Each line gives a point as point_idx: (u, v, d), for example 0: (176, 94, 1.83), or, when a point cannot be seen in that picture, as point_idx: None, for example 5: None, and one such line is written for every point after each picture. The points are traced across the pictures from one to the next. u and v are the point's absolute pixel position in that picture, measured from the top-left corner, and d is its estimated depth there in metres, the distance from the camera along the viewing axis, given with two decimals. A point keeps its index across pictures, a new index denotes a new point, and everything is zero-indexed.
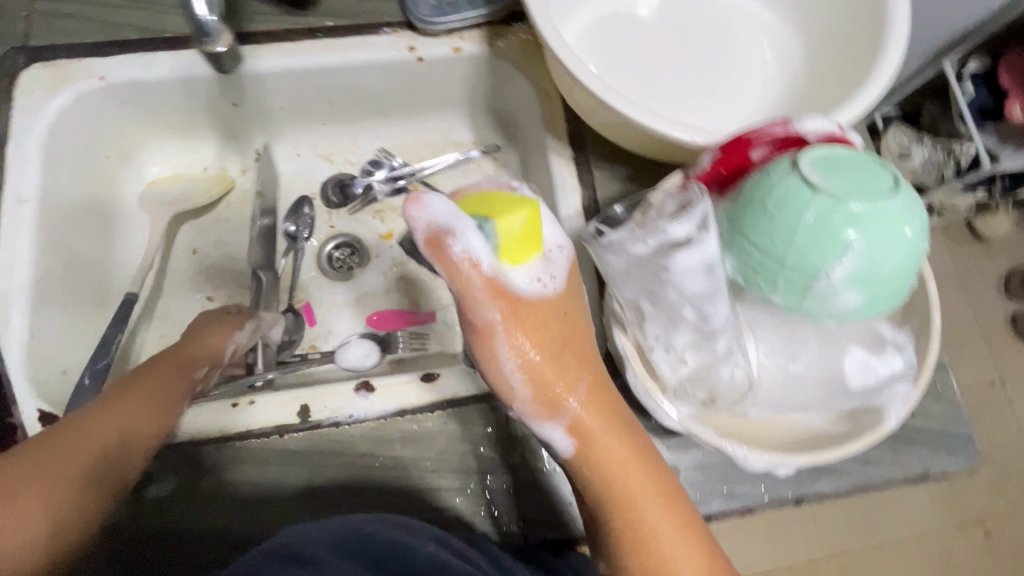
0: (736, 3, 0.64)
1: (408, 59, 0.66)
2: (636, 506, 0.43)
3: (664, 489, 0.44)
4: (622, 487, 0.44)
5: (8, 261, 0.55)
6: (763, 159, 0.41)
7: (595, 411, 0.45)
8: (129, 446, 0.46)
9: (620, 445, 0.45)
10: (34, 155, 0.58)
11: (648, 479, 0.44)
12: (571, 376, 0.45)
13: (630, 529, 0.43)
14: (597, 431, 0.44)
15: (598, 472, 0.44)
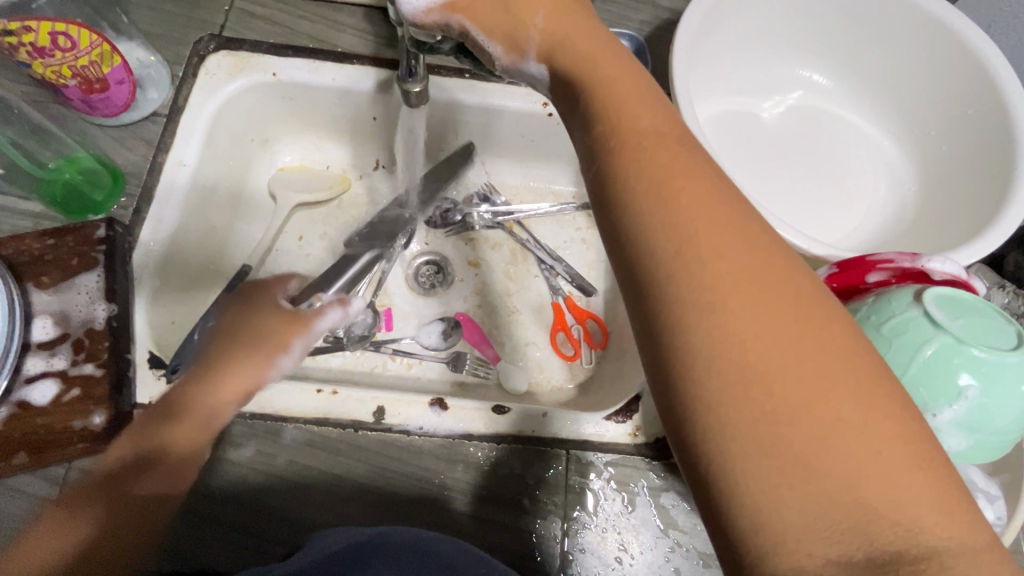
0: (858, 125, 0.67)
1: (540, 112, 0.71)
2: (785, 360, 0.26)
3: (840, 343, 0.26)
4: (761, 330, 0.26)
5: (157, 212, 0.60)
6: (879, 284, 0.43)
7: (706, 215, 0.29)
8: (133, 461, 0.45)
9: (728, 255, 0.28)
10: (201, 127, 0.65)
11: (775, 301, 0.27)
12: (669, 166, 0.30)
13: (782, 399, 0.25)
14: (718, 244, 0.28)
15: (719, 310, 0.27)
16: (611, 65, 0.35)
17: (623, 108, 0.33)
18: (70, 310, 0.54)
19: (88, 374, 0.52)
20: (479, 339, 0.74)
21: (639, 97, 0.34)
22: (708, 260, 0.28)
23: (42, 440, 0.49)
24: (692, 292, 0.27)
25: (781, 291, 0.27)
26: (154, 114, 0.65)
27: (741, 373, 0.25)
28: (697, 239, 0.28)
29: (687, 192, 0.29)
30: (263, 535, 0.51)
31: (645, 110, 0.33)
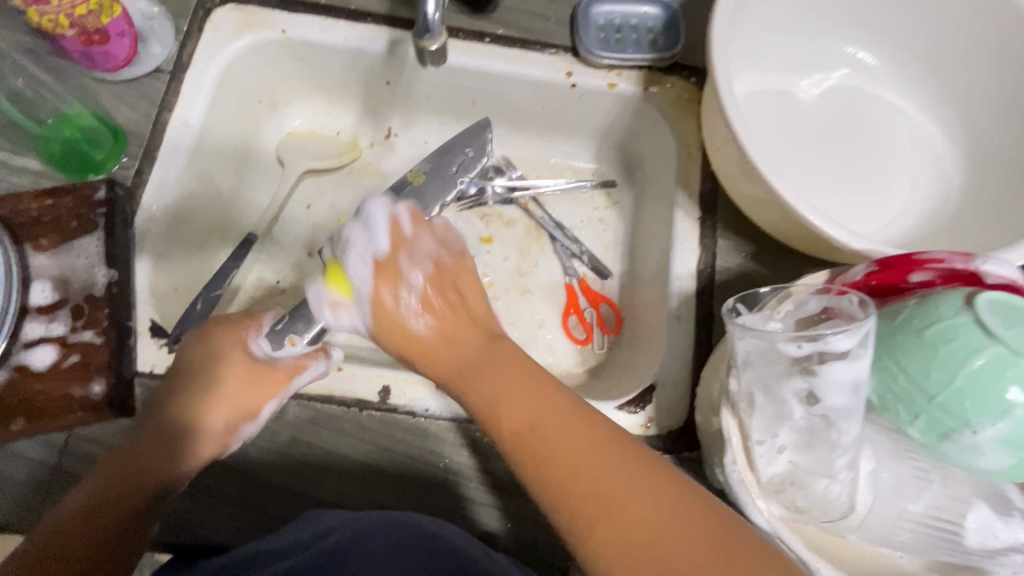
0: (902, 109, 0.63)
1: (563, 82, 0.67)
2: (629, 522, 0.34)
3: (667, 496, 0.35)
4: (601, 496, 0.35)
5: (160, 174, 0.58)
6: (922, 285, 0.40)
7: (554, 427, 0.38)
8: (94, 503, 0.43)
9: (556, 418, 0.39)
10: (206, 86, 0.62)
11: (602, 465, 0.36)
12: (492, 364, 0.43)
13: (638, 555, 0.33)
14: (555, 462, 0.37)
15: (566, 484, 0.36)
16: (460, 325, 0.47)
17: (452, 327, 0.47)
18: (69, 274, 0.52)
19: (88, 341, 0.50)
20: None
21: (459, 327, 0.47)
22: (533, 439, 0.38)
23: (42, 409, 0.48)
24: (538, 475, 0.37)
25: (608, 453, 0.37)
26: (157, 70, 0.61)
27: (602, 535, 0.34)
28: (544, 439, 0.38)
29: (516, 380, 0.41)
30: (264, 510, 0.51)
31: (468, 330, 0.46)
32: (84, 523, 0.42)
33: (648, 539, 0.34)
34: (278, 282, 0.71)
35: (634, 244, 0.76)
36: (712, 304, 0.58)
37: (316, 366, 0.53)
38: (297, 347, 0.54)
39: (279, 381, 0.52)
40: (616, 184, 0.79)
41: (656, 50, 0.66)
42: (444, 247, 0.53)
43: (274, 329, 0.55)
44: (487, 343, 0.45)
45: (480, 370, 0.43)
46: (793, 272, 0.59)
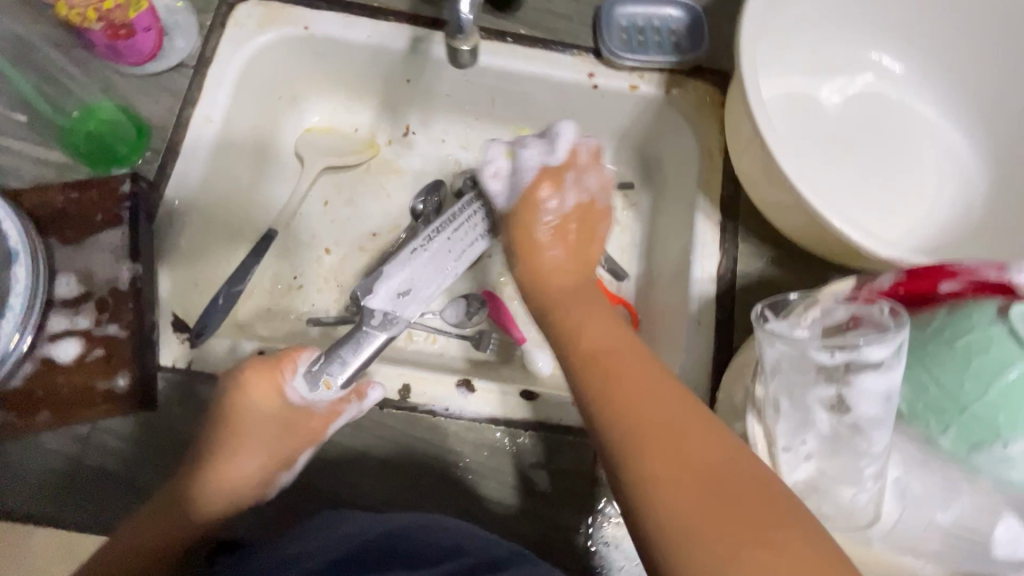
0: (926, 116, 0.62)
1: (585, 83, 0.67)
2: (695, 469, 0.36)
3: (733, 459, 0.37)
4: (668, 442, 0.37)
5: (184, 170, 0.58)
6: (952, 295, 0.40)
7: (624, 380, 0.42)
8: (167, 495, 0.48)
9: (631, 367, 0.43)
10: (229, 81, 0.62)
11: (669, 411, 0.39)
12: (573, 309, 0.50)
13: (701, 500, 0.35)
14: (622, 395, 0.41)
15: (635, 437, 0.38)
16: (563, 275, 0.54)
17: (549, 276, 0.54)
18: (93, 268, 0.52)
19: (112, 335, 0.50)
20: (509, 321, 0.71)
21: (562, 276, 0.53)
22: (603, 389, 0.42)
23: (68, 402, 0.49)
24: (610, 416, 0.40)
25: (678, 411, 0.39)
26: (180, 65, 0.61)
27: (666, 485, 0.36)
28: (626, 399, 0.41)
29: (591, 327, 0.48)
30: (288, 504, 0.51)
31: (568, 257, 0.55)
32: (159, 514, 0.47)
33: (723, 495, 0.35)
34: (296, 278, 0.72)
35: (651, 246, 0.76)
36: (733, 308, 0.58)
37: (353, 408, 0.51)
38: (331, 390, 0.52)
39: (315, 428, 0.51)
40: (634, 186, 0.79)
41: (679, 53, 0.66)
42: (570, 225, 0.56)
43: (303, 374, 0.52)
44: (587, 299, 0.51)
45: (563, 312, 0.50)
46: (814, 278, 0.59)
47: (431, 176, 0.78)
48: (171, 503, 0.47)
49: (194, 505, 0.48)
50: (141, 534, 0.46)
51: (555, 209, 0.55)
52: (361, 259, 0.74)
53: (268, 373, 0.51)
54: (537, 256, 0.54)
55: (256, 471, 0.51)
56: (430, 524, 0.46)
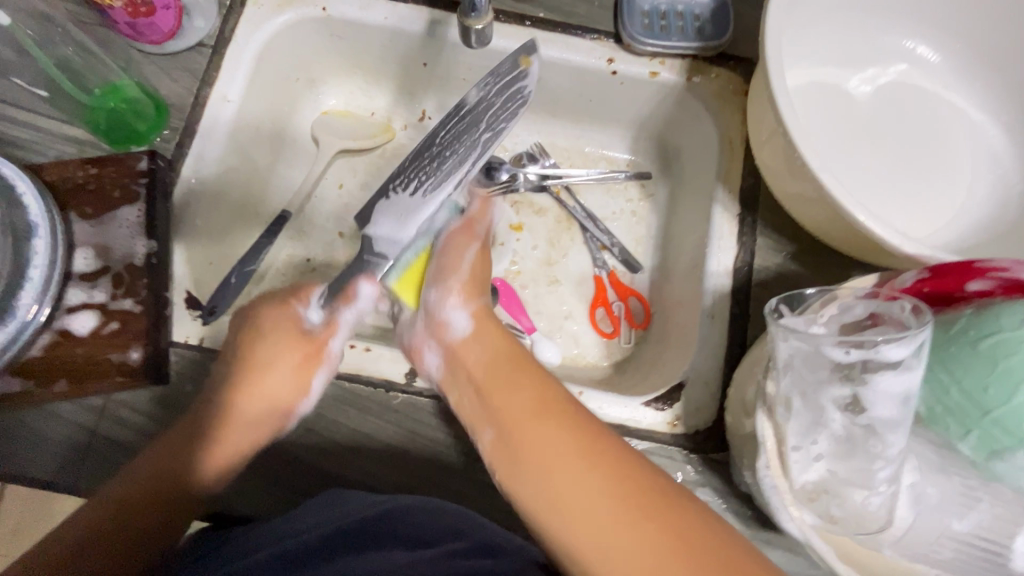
0: (963, 109, 0.59)
1: (604, 69, 0.66)
2: (620, 535, 0.36)
3: (660, 503, 0.37)
4: (588, 507, 0.37)
5: (200, 149, 0.58)
6: (978, 294, 0.38)
7: (537, 432, 0.40)
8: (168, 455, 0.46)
9: (533, 416, 0.41)
10: (246, 62, 0.62)
11: (585, 465, 0.38)
12: (488, 363, 0.46)
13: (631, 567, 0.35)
14: (533, 460, 0.39)
15: (556, 506, 0.38)
16: (490, 345, 0.47)
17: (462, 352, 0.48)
18: (110, 243, 0.53)
19: (127, 309, 0.51)
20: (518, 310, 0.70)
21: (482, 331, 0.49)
22: (515, 445, 0.41)
23: (84, 373, 0.50)
24: (528, 494, 0.39)
25: (602, 459, 0.38)
26: (199, 44, 0.61)
27: (594, 551, 0.36)
28: (535, 459, 0.39)
29: (497, 384, 0.44)
30: (292, 483, 0.52)
31: (491, 343, 0.47)
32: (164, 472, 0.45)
33: (621, 514, 0.36)
34: (309, 261, 0.72)
35: (667, 238, 0.74)
36: (748, 303, 0.57)
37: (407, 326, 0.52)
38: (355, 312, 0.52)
39: (315, 351, 0.52)
40: (651, 176, 0.77)
41: (702, 39, 0.64)
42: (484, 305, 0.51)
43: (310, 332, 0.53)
44: (487, 318, 0.50)
45: (496, 394, 0.43)
46: (835, 275, 0.57)
47: None
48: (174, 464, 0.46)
49: (196, 470, 0.46)
50: (139, 500, 0.44)
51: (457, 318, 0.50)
52: None
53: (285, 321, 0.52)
54: (467, 361, 0.47)
55: (253, 435, 0.49)
56: (418, 506, 0.46)
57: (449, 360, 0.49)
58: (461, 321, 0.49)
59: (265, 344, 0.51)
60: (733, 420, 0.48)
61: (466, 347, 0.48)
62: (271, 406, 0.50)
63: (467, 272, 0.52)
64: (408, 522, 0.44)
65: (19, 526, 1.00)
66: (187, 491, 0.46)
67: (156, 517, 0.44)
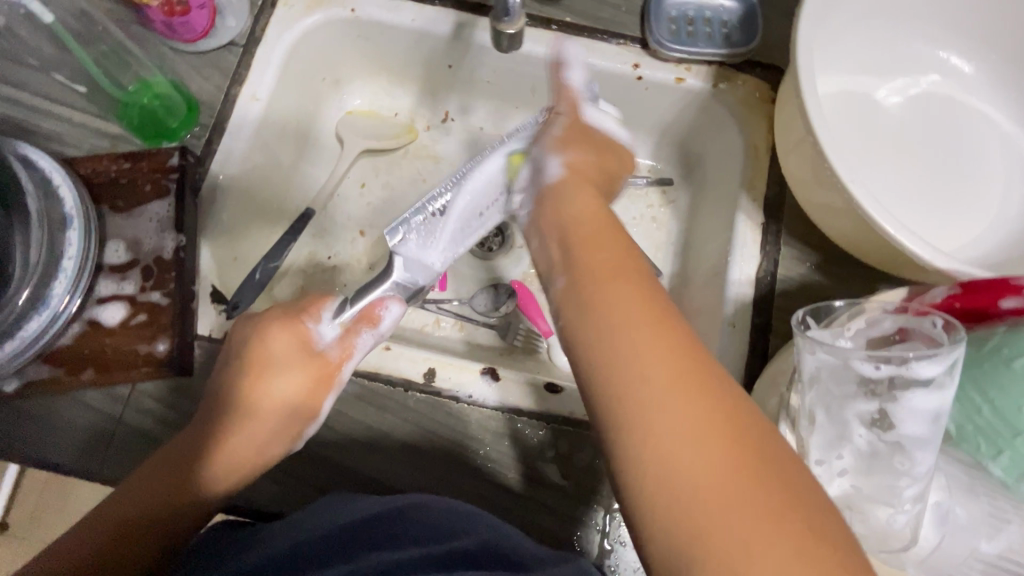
0: (998, 122, 0.58)
1: (629, 74, 0.66)
2: (690, 454, 0.30)
3: (745, 443, 0.31)
4: (664, 415, 0.32)
5: (228, 146, 0.59)
6: (1016, 312, 0.35)
7: (621, 314, 0.36)
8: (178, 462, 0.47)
9: (633, 302, 0.36)
10: (276, 61, 0.63)
11: (666, 364, 0.33)
12: (586, 233, 0.41)
13: (693, 499, 0.29)
14: (612, 343, 0.35)
15: (626, 401, 0.33)
16: (586, 203, 0.44)
17: (563, 193, 0.46)
18: (140, 236, 0.54)
19: (155, 301, 0.52)
20: (536, 313, 0.70)
21: (587, 202, 0.44)
22: (598, 323, 0.36)
23: (111, 363, 0.51)
24: (598, 383, 0.34)
25: (687, 370, 0.33)
26: (230, 43, 0.62)
27: (654, 469, 0.31)
28: (615, 343, 0.35)
29: (592, 257, 0.39)
30: (308, 477, 0.52)
31: (588, 201, 0.44)
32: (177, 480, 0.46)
33: (722, 462, 0.30)
34: (330, 258, 0.73)
35: (687, 245, 0.74)
36: (770, 313, 0.56)
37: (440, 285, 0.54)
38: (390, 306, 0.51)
39: (326, 372, 0.50)
40: (673, 183, 0.77)
41: (729, 46, 0.63)
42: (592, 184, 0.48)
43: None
44: (598, 217, 0.43)
45: (593, 261, 0.39)
46: (860, 287, 0.56)
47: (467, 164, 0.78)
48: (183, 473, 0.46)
49: (202, 479, 0.47)
50: (154, 503, 0.45)
51: (558, 165, 0.48)
52: None
53: (292, 343, 0.50)
54: (565, 208, 0.44)
55: (266, 443, 0.49)
56: (417, 503, 0.46)
57: (539, 199, 0.47)
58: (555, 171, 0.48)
59: (282, 350, 0.50)
60: None
61: (579, 207, 0.44)
62: (282, 418, 0.49)
63: (572, 187, 0.46)
64: (406, 521, 0.44)
65: (37, 508, 1.02)
66: (192, 501, 0.46)
67: (163, 525, 0.45)
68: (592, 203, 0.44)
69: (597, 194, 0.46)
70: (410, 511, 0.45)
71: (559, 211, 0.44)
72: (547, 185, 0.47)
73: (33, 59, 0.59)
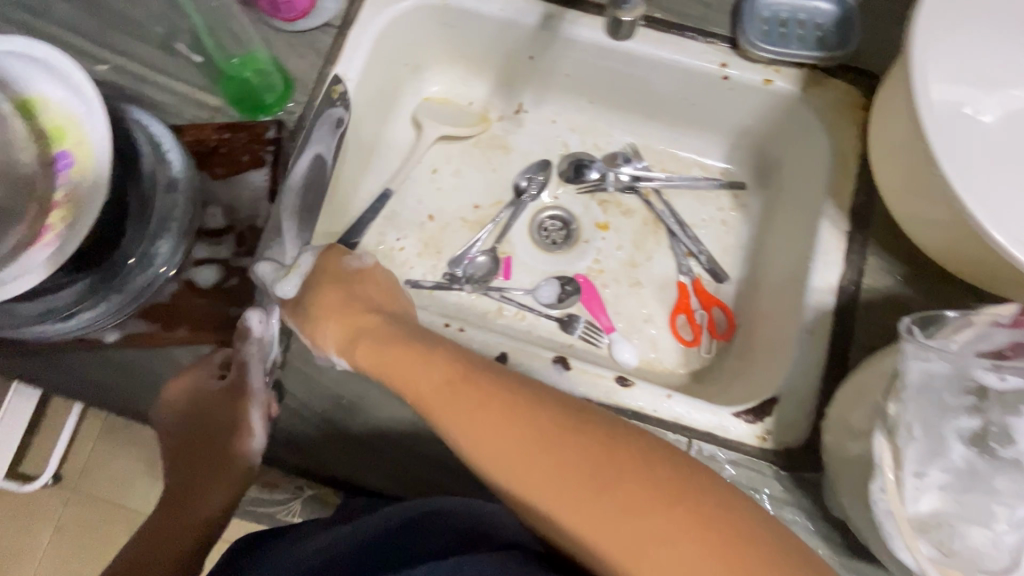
0: None
1: (715, 73, 0.65)
2: (577, 494, 0.34)
3: (612, 463, 0.35)
4: (537, 474, 0.36)
5: (319, 123, 0.61)
6: None
7: (467, 417, 0.38)
8: (157, 524, 0.54)
9: (471, 384, 0.40)
10: (367, 43, 0.65)
11: (511, 423, 0.37)
12: (381, 356, 0.45)
13: (607, 530, 0.33)
14: (478, 442, 0.38)
15: (505, 472, 0.37)
16: (372, 348, 0.46)
17: (353, 353, 0.48)
18: (236, 204, 0.56)
19: (247, 267, 0.55)
20: (598, 308, 0.72)
21: (373, 348, 0.46)
22: (450, 438, 0.40)
23: (206, 324, 0.54)
24: (484, 469, 0.38)
25: (524, 419, 0.37)
26: (327, 24, 0.64)
27: (558, 514, 0.35)
28: (481, 445, 0.38)
29: (419, 360, 0.43)
30: (386, 455, 0.53)
31: (372, 350, 0.46)
32: (149, 553, 0.52)
33: (593, 498, 0.34)
34: (399, 241, 0.75)
35: (757, 251, 0.73)
36: (852, 323, 0.55)
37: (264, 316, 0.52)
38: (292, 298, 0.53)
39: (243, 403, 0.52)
40: (745, 187, 0.76)
41: (823, 49, 0.62)
42: (359, 304, 0.51)
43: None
44: (350, 342, 0.49)
45: (429, 390, 0.41)
46: (950, 304, 0.54)
47: (537, 156, 0.79)
48: (149, 554, 0.52)
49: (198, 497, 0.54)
50: (151, 553, 0.52)
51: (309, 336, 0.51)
52: (461, 230, 0.76)
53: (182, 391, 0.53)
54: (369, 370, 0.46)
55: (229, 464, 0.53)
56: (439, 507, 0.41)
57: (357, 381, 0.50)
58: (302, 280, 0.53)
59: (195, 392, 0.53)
60: (836, 440, 0.47)
61: (316, 326, 0.50)
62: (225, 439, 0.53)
63: (324, 293, 0.51)
64: (421, 531, 0.39)
65: (89, 463, 1.06)
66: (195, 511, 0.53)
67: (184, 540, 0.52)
68: (338, 323, 0.50)
69: (372, 322, 0.49)
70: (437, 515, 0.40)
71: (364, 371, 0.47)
72: (314, 338, 0.51)
73: (146, 31, 0.62)
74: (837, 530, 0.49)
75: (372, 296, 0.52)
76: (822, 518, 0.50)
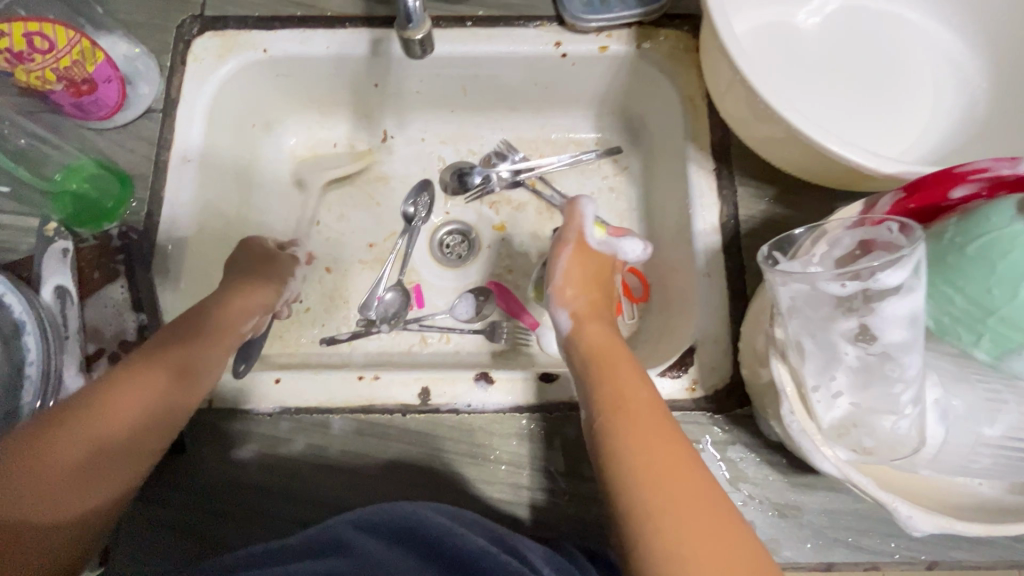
0: (914, 21, 0.59)
1: (553, 54, 0.66)
2: (693, 531, 0.36)
3: (722, 519, 0.37)
4: (670, 495, 0.38)
5: (170, 212, 0.58)
6: (965, 199, 0.39)
7: (639, 423, 0.42)
8: (129, 460, 0.44)
9: (655, 416, 0.43)
10: (198, 118, 0.62)
11: (670, 445, 0.41)
12: (614, 360, 0.48)
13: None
14: (642, 446, 0.40)
15: (643, 480, 0.39)
16: (600, 340, 0.51)
17: (584, 338, 0.52)
18: (99, 323, 0.53)
19: None
20: (519, 308, 0.70)
21: (605, 342, 0.51)
22: (612, 442, 0.42)
23: None
24: (622, 473, 0.39)
25: (674, 448, 0.40)
26: (149, 110, 0.61)
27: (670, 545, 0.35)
28: (638, 455, 0.40)
29: (614, 367, 0.48)
30: (310, 520, 0.50)
31: (601, 338, 0.52)
32: (54, 497, 0.39)
33: (705, 536, 0.36)
34: (301, 304, 0.72)
35: (649, 208, 0.74)
36: (741, 255, 0.56)
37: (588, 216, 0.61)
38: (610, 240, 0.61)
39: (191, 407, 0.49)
40: (622, 150, 0.77)
41: (644, 4, 0.64)
42: (595, 281, 0.58)
43: (279, 411, 0.53)
44: (586, 319, 0.55)
45: (622, 385, 0.45)
46: (821, 212, 0.57)
47: (416, 176, 0.78)
48: (47, 497, 0.39)
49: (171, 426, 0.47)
50: (111, 463, 0.42)
51: (558, 283, 0.58)
52: (362, 273, 0.74)
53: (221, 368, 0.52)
54: (592, 340, 0.52)
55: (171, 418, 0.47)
56: (378, 509, 0.45)
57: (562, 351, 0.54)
58: (601, 244, 0.61)
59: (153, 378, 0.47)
60: (749, 372, 0.48)
61: (569, 288, 0.57)
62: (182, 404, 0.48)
63: (601, 264, 0.60)
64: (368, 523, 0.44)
65: None
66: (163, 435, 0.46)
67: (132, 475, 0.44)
68: (589, 300, 0.57)
69: (602, 326, 0.54)
70: (374, 526, 0.43)
71: (585, 360, 0.50)
72: (557, 283, 0.58)
73: None
74: (779, 452, 0.51)
75: (609, 288, 0.59)
76: (764, 446, 0.51)
